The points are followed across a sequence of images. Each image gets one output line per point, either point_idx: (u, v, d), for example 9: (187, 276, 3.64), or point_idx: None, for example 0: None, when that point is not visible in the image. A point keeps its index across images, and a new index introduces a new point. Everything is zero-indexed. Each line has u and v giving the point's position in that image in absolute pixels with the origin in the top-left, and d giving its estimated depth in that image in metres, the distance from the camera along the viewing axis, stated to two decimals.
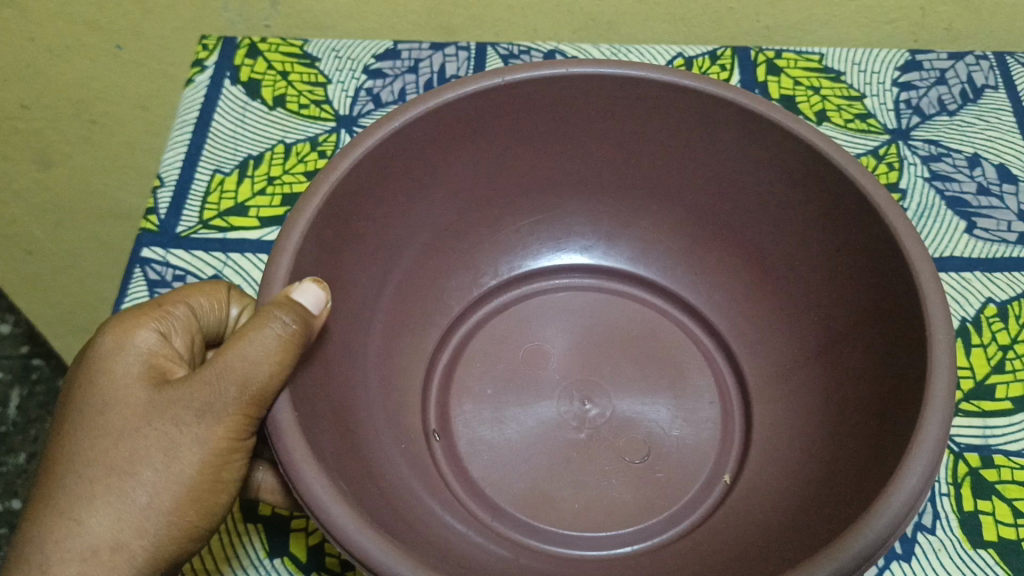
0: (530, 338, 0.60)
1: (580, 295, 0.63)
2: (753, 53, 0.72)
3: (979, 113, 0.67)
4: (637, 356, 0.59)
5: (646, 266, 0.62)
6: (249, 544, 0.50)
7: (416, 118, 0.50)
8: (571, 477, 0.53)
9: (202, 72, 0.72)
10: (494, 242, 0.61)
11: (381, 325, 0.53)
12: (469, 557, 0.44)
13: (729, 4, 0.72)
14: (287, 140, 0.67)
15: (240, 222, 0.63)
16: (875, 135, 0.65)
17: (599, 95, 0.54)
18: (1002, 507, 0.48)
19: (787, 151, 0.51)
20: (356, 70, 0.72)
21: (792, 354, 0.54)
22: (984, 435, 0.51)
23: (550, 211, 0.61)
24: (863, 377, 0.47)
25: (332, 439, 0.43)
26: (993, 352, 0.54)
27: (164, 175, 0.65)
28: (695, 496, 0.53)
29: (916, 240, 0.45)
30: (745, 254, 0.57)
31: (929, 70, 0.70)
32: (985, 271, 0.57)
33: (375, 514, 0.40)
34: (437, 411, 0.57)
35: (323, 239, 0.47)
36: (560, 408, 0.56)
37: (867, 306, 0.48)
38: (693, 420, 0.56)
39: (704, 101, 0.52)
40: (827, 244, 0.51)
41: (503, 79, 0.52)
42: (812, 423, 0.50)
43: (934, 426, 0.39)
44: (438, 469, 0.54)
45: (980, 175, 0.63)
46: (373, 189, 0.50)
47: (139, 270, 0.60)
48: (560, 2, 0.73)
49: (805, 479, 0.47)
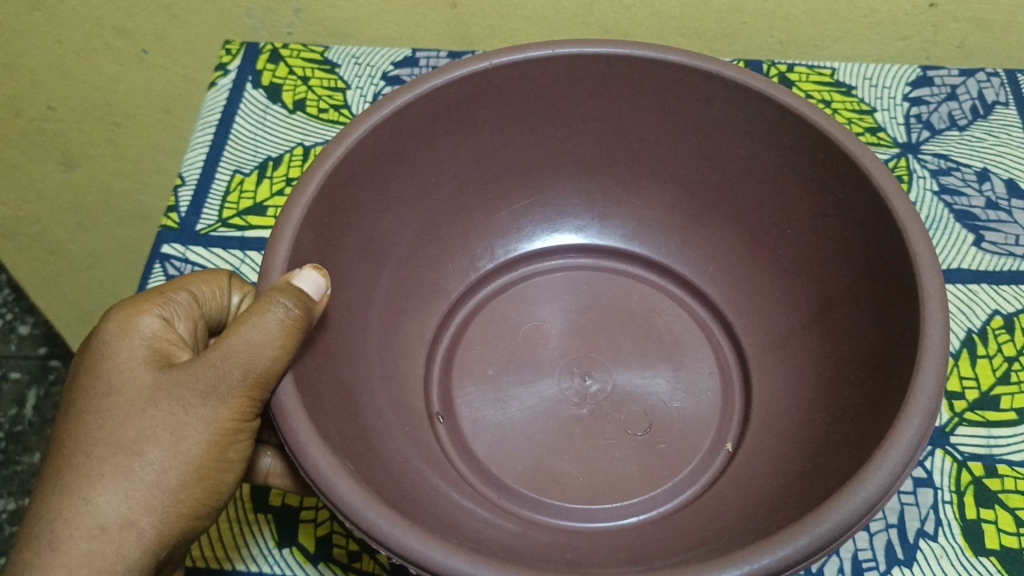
0: (529, 316, 0.61)
1: (574, 275, 0.64)
2: (765, 66, 0.73)
3: (989, 129, 0.67)
4: (637, 333, 0.60)
5: (640, 242, 0.63)
6: (259, 534, 0.51)
7: (405, 106, 0.51)
8: (573, 454, 0.54)
9: (225, 76, 0.74)
10: (492, 225, 0.62)
11: (380, 311, 0.54)
12: (475, 529, 0.44)
13: (742, 19, 0.73)
14: (306, 143, 0.68)
15: (258, 221, 0.64)
16: (885, 149, 0.66)
17: (597, 78, 0.55)
18: (1005, 516, 0.48)
19: (782, 127, 0.52)
20: (374, 77, 0.74)
21: (788, 323, 0.55)
22: (988, 444, 0.51)
23: (541, 191, 0.62)
24: (857, 344, 0.48)
25: (336, 419, 0.43)
26: (998, 363, 0.54)
27: (185, 174, 0.67)
28: (700, 465, 0.54)
29: (906, 203, 0.45)
30: (744, 242, 0.58)
31: (940, 86, 0.70)
32: (992, 283, 0.58)
33: (381, 490, 0.41)
34: (441, 394, 0.58)
35: (322, 228, 0.48)
36: (561, 384, 0.57)
37: (860, 277, 0.49)
38: (694, 391, 0.57)
39: (694, 78, 0.54)
40: (819, 217, 0.52)
41: (489, 63, 0.53)
42: (807, 388, 0.51)
43: (930, 380, 0.39)
44: (443, 450, 0.54)
45: (989, 190, 0.63)
46: (368, 179, 0.52)
47: (158, 265, 0.62)
48: (576, 15, 0.74)
49: (798, 451, 0.47)
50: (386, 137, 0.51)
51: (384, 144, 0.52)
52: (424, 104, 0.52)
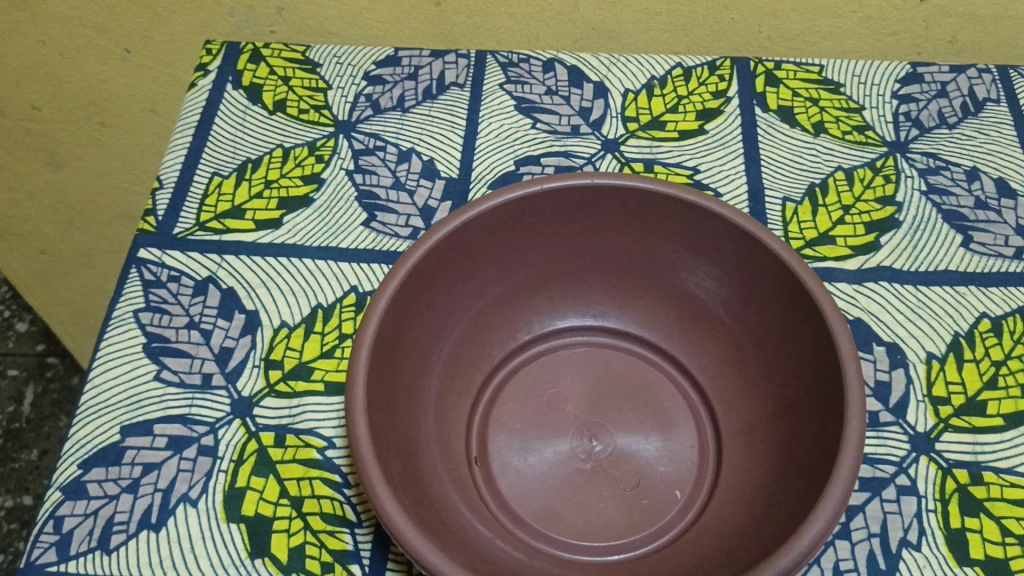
0: (554, 380, 0.52)
1: (598, 352, 0.54)
2: (752, 63, 0.70)
3: (979, 126, 0.66)
4: (625, 385, 0.52)
5: (653, 311, 0.53)
6: (229, 544, 0.47)
7: (491, 210, 0.47)
8: (584, 505, 0.47)
9: (205, 75, 0.72)
10: (534, 307, 0.53)
11: (442, 378, 0.49)
12: (495, 558, 0.41)
13: (730, 15, 0.72)
14: (286, 144, 0.67)
15: (236, 225, 0.61)
16: (874, 148, 0.64)
17: (556, 222, 0.50)
18: (990, 525, 0.47)
19: (720, 237, 0.48)
20: (356, 76, 0.71)
21: (748, 415, 0.48)
22: (974, 451, 0.50)
23: (571, 284, 0.53)
24: (806, 450, 0.42)
25: (415, 497, 0.40)
26: (985, 368, 0.53)
27: (163, 177, 0.64)
28: (656, 530, 0.47)
29: (841, 325, 0.43)
30: (713, 340, 0.51)
31: (929, 83, 0.69)
32: (981, 285, 0.56)
33: (457, 551, 0.39)
34: (477, 436, 0.50)
35: (395, 338, 0.45)
36: (575, 446, 0.49)
37: (806, 388, 0.44)
38: (677, 459, 0.49)
39: (641, 197, 0.49)
40: (776, 326, 0.47)
41: (544, 187, 0.48)
42: (760, 479, 0.45)
43: (834, 499, 0.38)
44: (481, 495, 0.47)
45: (978, 190, 0.62)
46: (441, 275, 0.47)
47: (134, 270, 0.59)
48: (561, 12, 0.73)
49: (718, 530, 0.44)
50: (470, 235, 0.48)
51: (466, 242, 0.48)
52: (506, 213, 0.48)
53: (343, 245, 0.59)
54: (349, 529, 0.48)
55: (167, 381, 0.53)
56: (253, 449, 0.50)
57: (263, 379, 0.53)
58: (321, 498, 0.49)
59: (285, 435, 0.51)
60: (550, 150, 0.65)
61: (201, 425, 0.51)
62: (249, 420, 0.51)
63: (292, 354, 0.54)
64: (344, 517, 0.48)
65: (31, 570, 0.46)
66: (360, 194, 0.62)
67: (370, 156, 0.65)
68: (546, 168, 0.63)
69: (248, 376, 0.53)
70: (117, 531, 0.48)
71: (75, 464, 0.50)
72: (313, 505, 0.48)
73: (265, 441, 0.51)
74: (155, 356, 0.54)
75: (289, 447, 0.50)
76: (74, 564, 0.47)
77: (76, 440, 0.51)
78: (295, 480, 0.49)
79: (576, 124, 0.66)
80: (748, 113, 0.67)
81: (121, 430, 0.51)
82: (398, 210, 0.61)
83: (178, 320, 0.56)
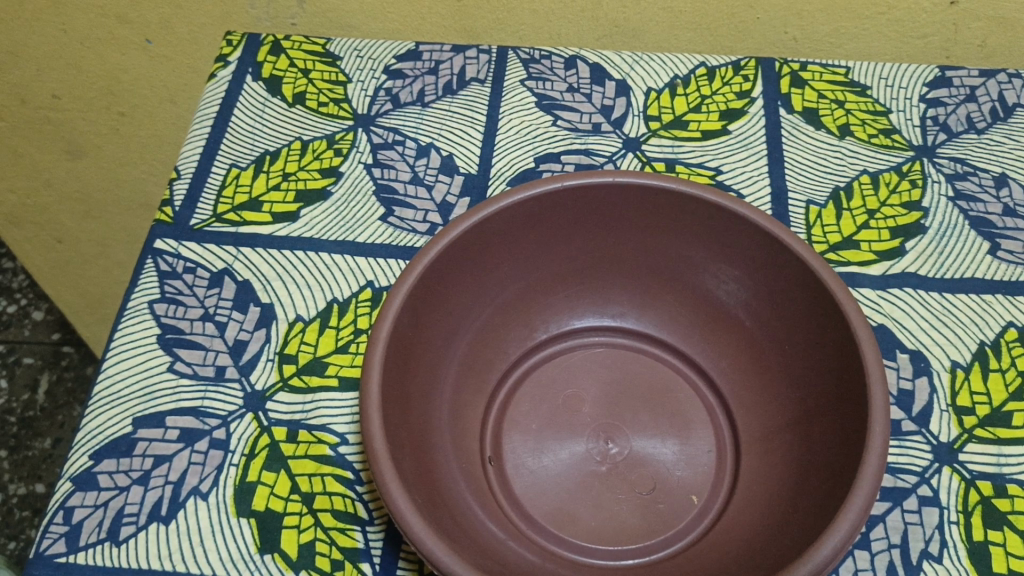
0: (570, 381, 0.52)
1: (615, 353, 0.53)
2: (777, 64, 0.69)
3: (1009, 132, 0.65)
4: (643, 388, 0.52)
5: (672, 315, 0.52)
6: (239, 540, 0.47)
7: (509, 208, 0.47)
8: (599, 508, 0.47)
9: (224, 67, 0.72)
10: (552, 307, 0.53)
11: (457, 376, 0.48)
12: (507, 559, 0.40)
13: (756, 14, 0.71)
14: (304, 137, 0.66)
15: (253, 217, 0.61)
16: (900, 152, 0.63)
17: (574, 220, 0.50)
18: (1014, 538, 0.46)
19: (742, 239, 0.48)
20: (377, 70, 0.71)
21: (768, 422, 0.48)
22: (998, 463, 0.49)
23: (591, 284, 0.53)
24: (829, 459, 0.41)
25: (427, 495, 0.40)
26: (1011, 378, 0.52)
27: (182, 168, 0.64)
28: (672, 535, 0.46)
29: (866, 332, 0.42)
30: (733, 345, 0.50)
31: (958, 87, 0.67)
32: (1007, 294, 0.55)
33: (469, 551, 0.38)
34: (492, 436, 0.50)
35: (409, 335, 0.44)
36: (591, 449, 0.49)
37: (829, 395, 0.44)
38: (694, 464, 0.49)
39: (663, 197, 0.48)
40: (799, 330, 0.46)
41: (564, 185, 0.47)
42: (778, 486, 0.44)
43: (855, 510, 0.37)
44: (495, 495, 0.46)
45: (1007, 196, 0.61)
46: (457, 272, 0.47)
47: (150, 261, 0.58)
48: (584, 9, 0.73)
49: (737, 536, 0.43)
50: (487, 233, 0.47)
51: (483, 238, 0.47)
52: (524, 211, 0.48)
53: (360, 239, 0.59)
54: (360, 527, 0.47)
55: (180, 373, 0.53)
56: (264, 444, 0.50)
57: (277, 373, 0.53)
58: (333, 494, 0.48)
59: (297, 430, 0.50)
60: (570, 148, 0.64)
61: (213, 418, 0.51)
62: (262, 414, 0.51)
63: (306, 350, 0.54)
64: (356, 514, 0.48)
65: (39, 560, 0.46)
66: (378, 189, 0.62)
67: (389, 150, 0.64)
68: (566, 166, 0.63)
69: (261, 370, 0.53)
70: (127, 523, 0.48)
71: (86, 455, 0.50)
72: (325, 501, 0.48)
73: (276, 435, 0.50)
74: (169, 348, 0.54)
75: (301, 442, 0.50)
76: (84, 554, 0.47)
77: (88, 430, 0.51)
78: (307, 476, 0.49)
79: (597, 122, 0.66)
80: (772, 114, 0.66)
81: (132, 422, 0.51)
82: (416, 205, 0.61)
83: (193, 312, 0.56)
